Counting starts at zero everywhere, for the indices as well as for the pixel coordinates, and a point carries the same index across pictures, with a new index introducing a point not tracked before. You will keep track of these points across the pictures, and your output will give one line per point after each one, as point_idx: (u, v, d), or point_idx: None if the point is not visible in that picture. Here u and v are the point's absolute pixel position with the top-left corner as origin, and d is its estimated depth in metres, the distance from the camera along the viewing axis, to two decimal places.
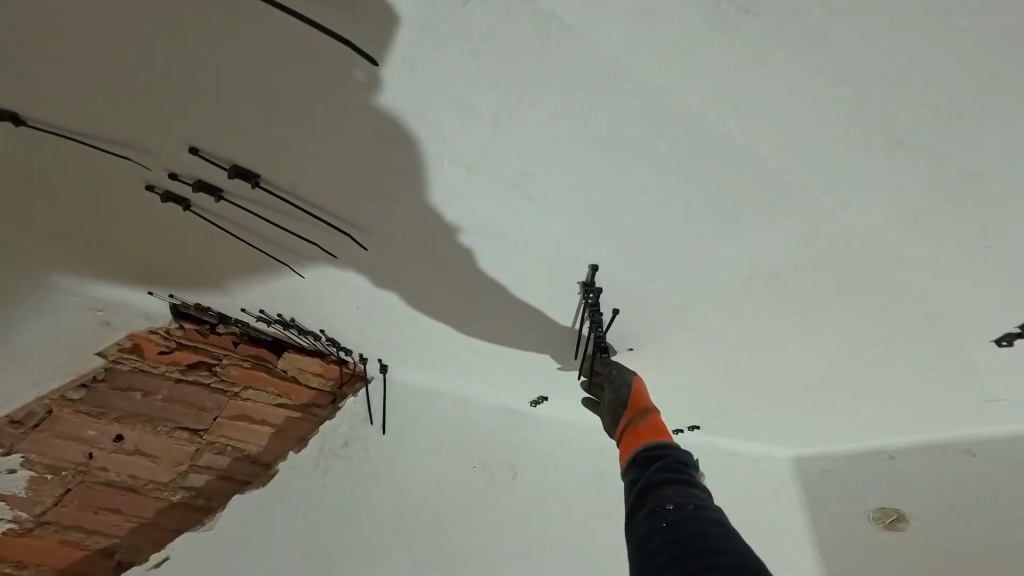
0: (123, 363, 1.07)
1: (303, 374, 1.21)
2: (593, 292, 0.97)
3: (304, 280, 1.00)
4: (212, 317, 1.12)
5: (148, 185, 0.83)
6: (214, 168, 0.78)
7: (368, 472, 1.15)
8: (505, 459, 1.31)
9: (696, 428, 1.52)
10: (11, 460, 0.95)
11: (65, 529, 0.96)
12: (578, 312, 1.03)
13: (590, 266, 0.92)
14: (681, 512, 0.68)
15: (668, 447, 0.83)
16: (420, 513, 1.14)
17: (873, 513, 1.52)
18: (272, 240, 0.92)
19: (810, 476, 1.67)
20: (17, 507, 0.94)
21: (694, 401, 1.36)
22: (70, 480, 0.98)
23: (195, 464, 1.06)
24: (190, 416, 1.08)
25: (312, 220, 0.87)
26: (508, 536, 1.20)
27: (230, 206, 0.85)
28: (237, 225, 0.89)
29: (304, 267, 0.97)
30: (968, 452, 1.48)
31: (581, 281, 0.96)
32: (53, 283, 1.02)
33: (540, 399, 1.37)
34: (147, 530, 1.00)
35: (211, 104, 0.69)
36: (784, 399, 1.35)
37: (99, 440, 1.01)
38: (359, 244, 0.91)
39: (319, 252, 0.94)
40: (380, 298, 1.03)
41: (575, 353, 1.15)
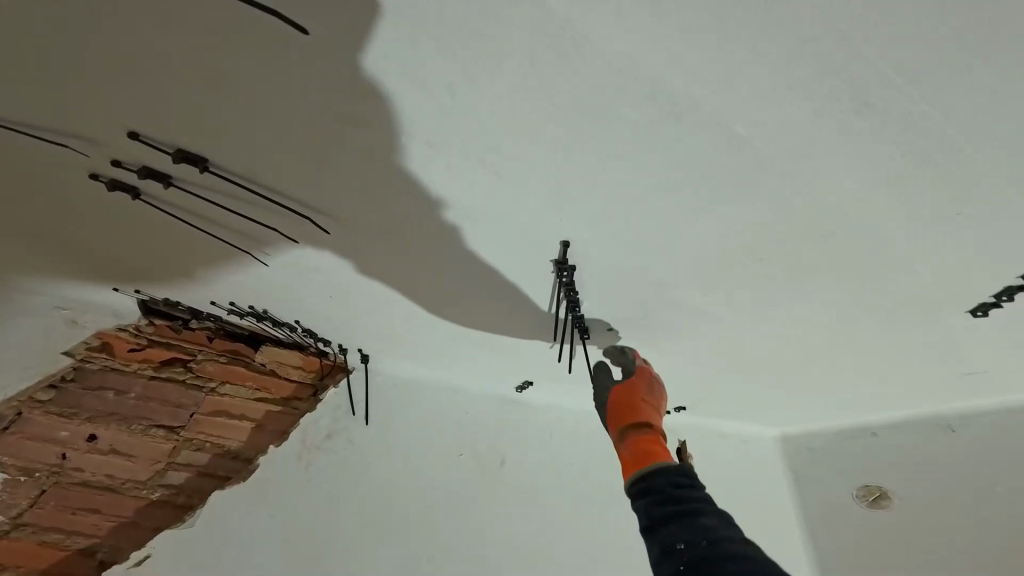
0: (93, 362, 1.04)
1: (283, 368, 1.18)
2: (566, 269, 0.94)
3: (271, 269, 0.97)
4: (184, 312, 1.10)
5: (93, 174, 0.78)
6: (159, 152, 0.74)
7: (353, 464, 1.14)
8: (493, 445, 1.30)
9: (684, 409, 1.52)
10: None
11: (43, 530, 0.94)
12: (555, 292, 1.01)
13: (562, 242, 0.90)
14: (694, 552, 0.66)
15: (661, 467, 0.80)
16: (407, 502, 1.14)
17: (857, 491, 1.54)
18: (237, 229, 0.89)
19: (798, 454, 1.68)
20: None
21: (681, 381, 1.35)
22: (45, 482, 0.95)
23: (174, 462, 1.04)
24: (165, 413, 1.05)
25: (277, 207, 0.83)
26: (496, 523, 1.19)
27: (184, 194, 0.81)
28: (197, 214, 0.85)
29: (270, 254, 0.94)
30: (948, 426, 1.49)
31: (554, 259, 0.93)
32: (18, 284, 1.02)
33: (525, 385, 1.36)
34: (128, 530, 0.98)
35: (148, 85, 0.64)
36: (770, 378, 1.35)
37: (72, 441, 0.98)
38: (328, 229, 0.88)
39: (288, 240, 0.90)
40: (355, 287, 1.01)
41: (555, 334, 1.13)
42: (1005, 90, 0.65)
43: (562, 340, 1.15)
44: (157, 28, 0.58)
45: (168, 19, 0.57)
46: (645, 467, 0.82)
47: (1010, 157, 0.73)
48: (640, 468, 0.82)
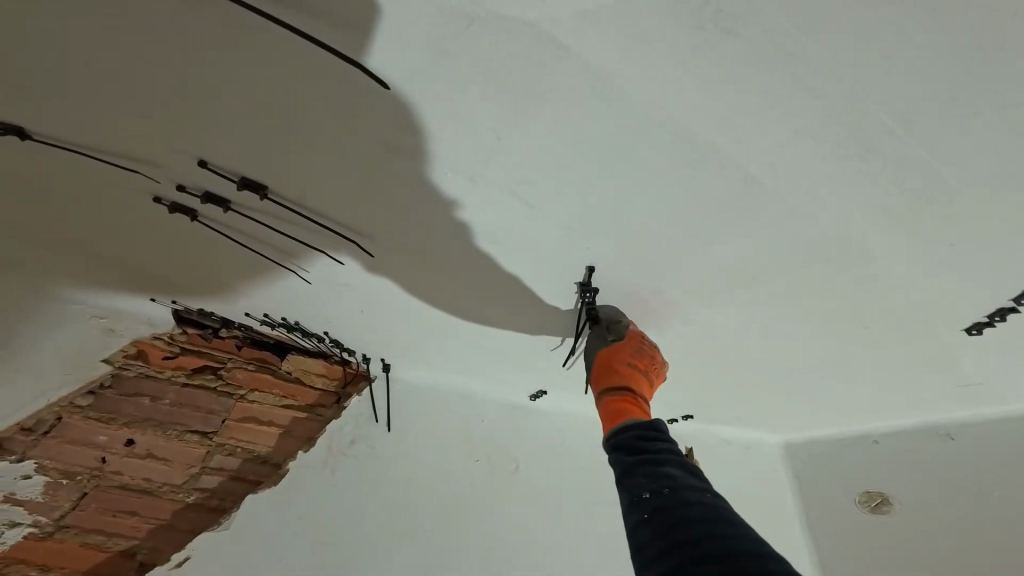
0: (128, 369, 1.09)
1: (308, 375, 1.23)
2: (588, 292, 1.00)
3: (310, 285, 1.03)
4: (215, 322, 1.14)
5: (156, 197, 0.85)
6: (223, 179, 0.81)
7: (377, 470, 1.19)
8: (509, 451, 1.35)
9: (691, 417, 1.56)
10: (24, 468, 0.98)
11: (84, 533, 1.01)
12: (577, 310, 1.06)
13: (588, 267, 0.95)
14: (658, 498, 0.71)
15: (630, 422, 0.87)
16: (427, 508, 1.18)
17: (858, 496, 1.57)
18: (280, 247, 0.95)
19: (801, 460, 1.72)
20: (37, 512, 0.99)
21: (687, 391, 1.40)
22: (86, 484, 1.01)
23: (207, 467, 1.10)
24: (199, 419, 1.11)
25: (318, 228, 0.89)
26: (509, 530, 1.23)
27: (238, 217, 0.88)
28: (244, 234, 0.92)
29: (311, 271, 1.00)
30: (947, 435, 1.54)
31: (578, 282, 0.98)
32: (51, 293, 1.03)
33: (539, 393, 1.41)
34: (165, 532, 1.04)
35: (228, 122, 0.72)
36: (773, 388, 1.40)
37: (110, 445, 1.03)
38: (365, 248, 0.94)
39: (326, 258, 0.96)
40: (383, 301, 1.06)
41: (571, 347, 1.19)
42: (997, 133, 0.70)
43: (577, 352, 1.21)
44: (246, 75, 0.66)
45: (258, 70, 0.65)
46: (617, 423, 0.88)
47: (1002, 189, 0.78)
48: (615, 424, 0.88)
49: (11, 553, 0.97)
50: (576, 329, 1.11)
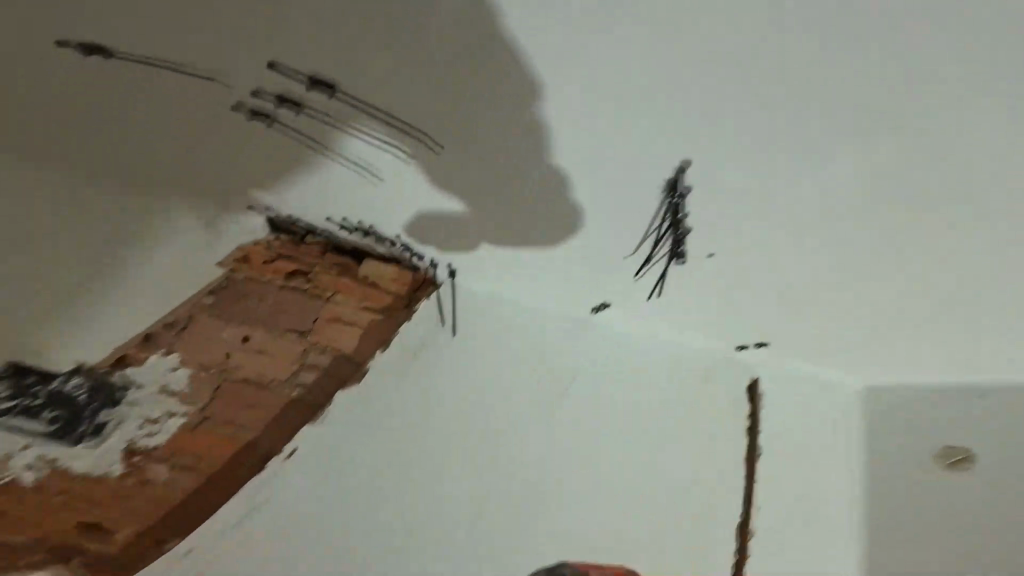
0: (239, 273, 1.23)
1: (381, 280, 1.32)
2: (678, 189, 1.02)
3: (383, 185, 1.10)
4: (301, 229, 1.27)
5: (236, 105, 0.99)
6: (292, 81, 0.94)
7: (443, 367, 1.29)
8: (566, 362, 1.37)
9: (764, 345, 1.45)
10: (171, 360, 1.13)
11: (221, 425, 1.12)
12: (661, 211, 1.08)
13: (680, 160, 0.97)
14: None
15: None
16: (487, 405, 1.28)
17: (938, 452, 1.41)
18: (350, 147, 1.04)
19: (883, 408, 1.51)
20: (183, 403, 1.12)
21: (762, 309, 1.33)
22: (216, 378, 1.15)
23: (305, 364, 1.21)
24: (296, 318, 1.24)
25: (380, 124, 0.98)
26: (568, 430, 1.31)
27: (308, 119, 1.00)
28: (318, 134, 1.02)
29: (383, 169, 1.07)
30: None
31: (667, 178, 1.01)
32: (167, 203, 1.21)
33: (601, 305, 1.37)
34: (279, 426, 1.15)
35: (294, 18, 0.84)
36: (864, 312, 1.28)
37: (231, 341, 1.18)
38: (433, 139, 1.00)
39: (394, 154, 1.04)
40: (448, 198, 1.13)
41: (650, 259, 1.20)
42: None
43: (654, 261, 1.20)
44: None
45: None
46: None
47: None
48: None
49: (172, 443, 1.09)
50: (658, 234, 1.14)
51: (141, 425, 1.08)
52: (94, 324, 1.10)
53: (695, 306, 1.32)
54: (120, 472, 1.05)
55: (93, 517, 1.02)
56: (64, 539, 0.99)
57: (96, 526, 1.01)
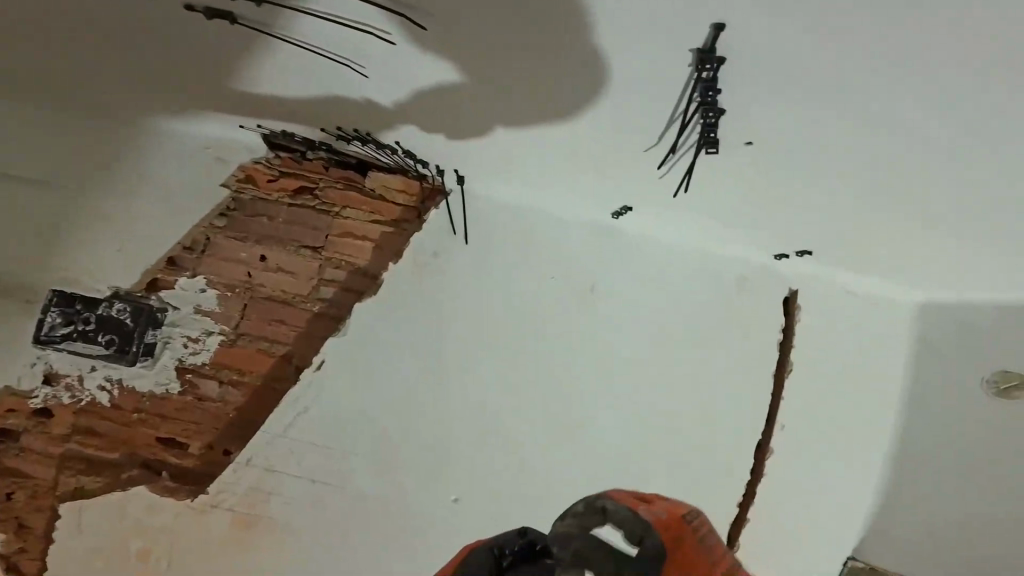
0: (245, 194, 1.22)
1: (388, 192, 1.26)
2: (711, 61, 0.87)
3: (368, 80, 1.03)
4: (300, 143, 1.22)
5: (188, 6, 0.92)
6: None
7: (459, 278, 1.25)
8: (587, 273, 1.30)
9: (808, 253, 1.33)
10: (198, 281, 1.17)
11: (256, 340, 1.17)
12: (688, 92, 0.94)
13: (713, 25, 0.83)
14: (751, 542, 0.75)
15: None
16: (506, 319, 1.25)
17: (987, 376, 1.29)
18: (328, 39, 0.95)
19: (937, 326, 1.38)
20: (218, 321, 1.17)
21: (810, 206, 1.16)
22: (244, 297, 1.19)
23: (323, 279, 1.22)
24: (308, 236, 1.23)
25: (354, 1, 0.87)
26: (587, 342, 1.26)
27: (270, 9, 0.90)
28: (284, 29, 0.95)
29: (366, 62, 0.98)
30: None
31: (697, 48, 0.86)
32: (158, 125, 1.22)
33: (623, 210, 1.28)
34: (307, 338, 1.18)
35: None
36: (933, 204, 1.10)
37: (251, 260, 1.20)
38: (414, 19, 0.89)
39: (376, 40, 0.94)
40: (445, 87, 1.02)
41: (675, 150, 1.08)
42: None
43: (680, 153, 1.08)
44: None
45: None
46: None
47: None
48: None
49: (216, 359, 1.15)
50: (685, 120, 1.00)
51: (184, 344, 1.14)
52: (120, 249, 1.15)
53: (728, 202, 1.19)
54: (178, 389, 1.13)
55: (168, 432, 1.11)
56: (152, 454, 1.10)
57: (172, 440, 1.11)
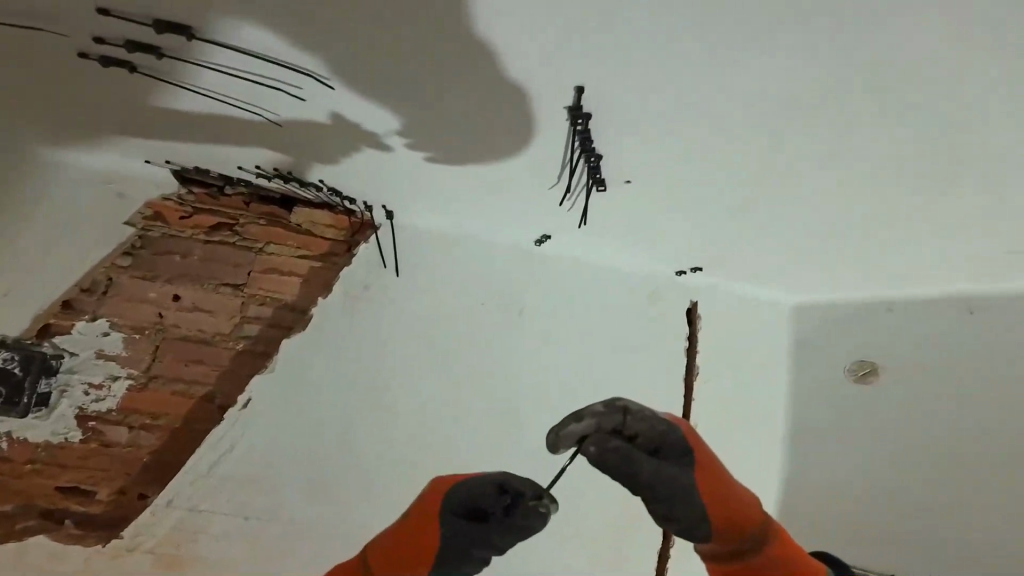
0: (153, 231, 1.15)
1: (316, 227, 1.25)
2: (581, 118, 0.85)
3: (286, 129, 0.97)
4: (216, 179, 1.18)
5: (83, 53, 0.82)
6: (137, 25, 0.75)
7: (392, 310, 1.23)
8: (513, 296, 1.30)
9: (701, 269, 1.37)
10: (100, 324, 1.08)
11: (171, 381, 1.10)
12: (568, 143, 0.93)
13: (576, 87, 0.80)
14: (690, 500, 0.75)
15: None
16: (440, 349, 1.24)
17: (849, 365, 1.38)
18: (239, 91, 0.88)
19: (810, 326, 1.45)
20: (126, 365, 1.09)
21: (705, 233, 1.19)
22: (156, 338, 1.12)
23: (246, 316, 1.18)
24: (228, 272, 1.18)
25: (262, 61, 0.80)
26: (517, 368, 1.27)
27: (174, 63, 0.82)
28: (191, 79, 0.86)
29: (282, 112, 0.92)
30: (968, 310, 1.28)
31: (566, 106, 0.84)
32: (45, 157, 1.10)
33: (544, 238, 1.29)
34: (231, 377, 1.14)
35: None
36: (809, 232, 1.14)
37: (162, 300, 1.13)
38: (326, 81, 0.84)
39: (288, 97, 0.88)
40: (356, 133, 0.97)
41: (565, 189, 1.08)
42: None
43: (574, 192, 1.09)
44: None
45: None
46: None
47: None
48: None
49: (124, 404, 1.07)
50: (572, 166, 1.00)
51: (86, 391, 1.05)
52: (4, 295, 1.04)
53: (640, 232, 1.22)
54: (80, 437, 1.04)
55: (70, 479, 1.02)
56: (50, 503, 1.01)
57: (75, 488, 1.02)
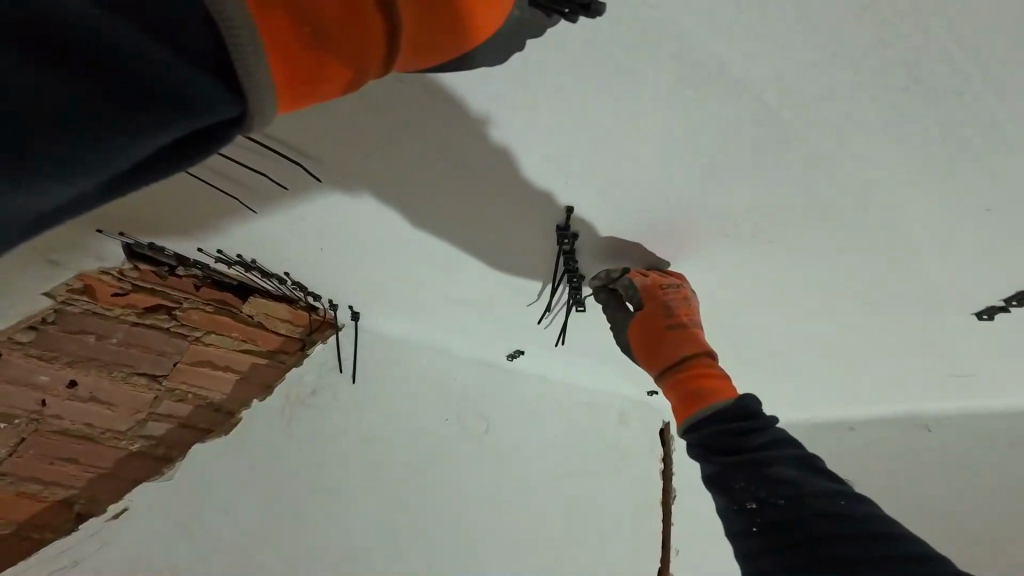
0: (72, 306, 0.92)
1: (270, 320, 1.07)
2: (568, 236, 0.85)
3: (257, 217, 0.87)
4: (171, 259, 0.95)
5: None
6: None
7: (337, 420, 1.09)
8: (478, 411, 1.20)
9: None
10: None
11: (21, 481, 0.92)
12: (554, 263, 0.93)
13: (566, 208, 0.81)
14: (775, 513, 0.66)
15: (729, 405, 0.78)
16: (392, 470, 1.09)
17: None
18: (213, 169, 0.78)
19: None
20: None
21: None
22: (25, 429, 0.92)
23: (154, 413, 1.00)
24: (148, 362, 0.98)
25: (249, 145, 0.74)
26: (479, 494, 1.14)
27: None
28: None
29: (259, 200, 0.84)
30: (924, 426, 1.38)
31: (556, 224, 0.84)
32: None
33: (517, 352, 1.21)
34: (106, 482, 0.97)
35: None
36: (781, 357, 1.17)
37: (51, 386, 0.93)
38: (313, 173, 0.78)
39: (268, 182, 0.81)
40: (335, 233, 0.90)
41: (546, 311, 1.06)
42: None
43: (554, 311, 1.06)
44: None
45: None
46: (697, 412, 0.80)
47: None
48: (691, 412, 0.81)
49: None
50: (554, 285, 0.98)
51: None
52: None
53: (615, 353, 1.20)
54: None
55: None
56: None
57: None
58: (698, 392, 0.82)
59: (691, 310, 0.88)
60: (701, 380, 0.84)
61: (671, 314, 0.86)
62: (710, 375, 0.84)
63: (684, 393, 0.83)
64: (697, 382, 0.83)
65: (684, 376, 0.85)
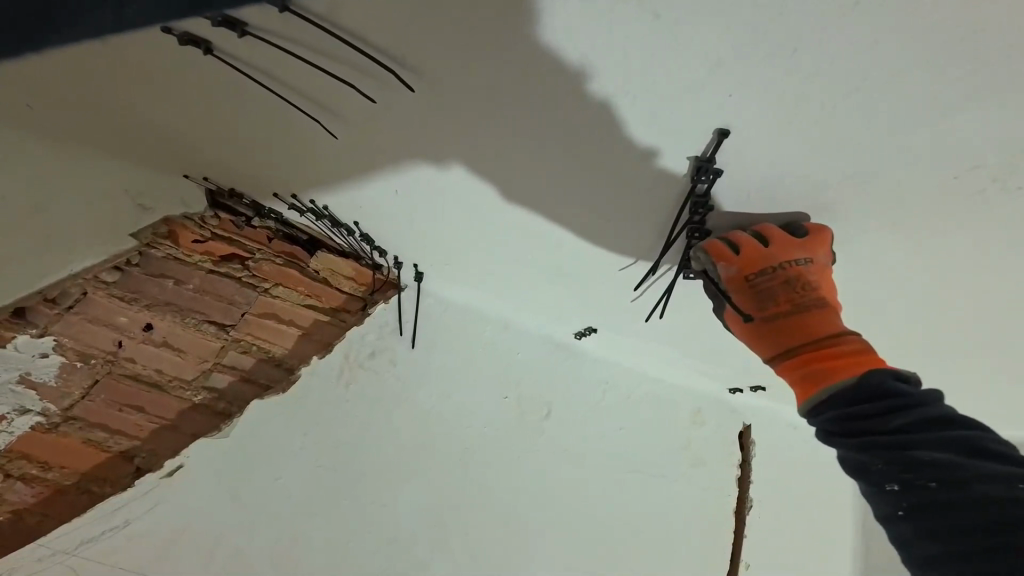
0: (157, 249, 0.93)
1: (335, 277, 1.04)
2: (709, 172, 0.75)
3: (342, 145, 0.81)
4: (247, 207, 0.95)
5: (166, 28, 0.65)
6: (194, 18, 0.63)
7: (395, 386, 1.05)
8: (542, 391, 1.13)
9: (759, 389, 1.27)
10: (44, 344, 0.88)
11: (89, 428, 0.93)
12: (676, 210, 0.82)
13: (719, 130, 0.70)
14: (930, 496, 0.62)
15: (850, 386, 0.72)
16: (451, 441, 1.05)
17: None
18: (303, 91, 0.73)
19: None
20: (46, 398, 0.90)
21: None
22: (99, 371, 0.93)
23: (220, 364, 1.00)
24: (219, 310, 0.98)
25: (341, 55, 0.66)
26: (541, 476, 1.08)
27: (223, 65, 0.70)
28: (260, 70, 0.70)
29: (347, 125, 0.77)
30: None
31: (696, 154, 0.73)
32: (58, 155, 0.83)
33: (588, 330, 1.13)
34: (167, 435, 0.97)
35: None
36: (896, 344, 1.09)
37: (128, 328, 0.93)
38: (407, 84, 0.69)
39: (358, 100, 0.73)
40: (417, 175, 0.84)
41: (648, 275, 0.94)
42: None
43: (657, 275, 0.95)
44: None
45: None
46: (814, 396, 0.76)
47: None
48: (808, 397, 0.77)
49: (17, 446, 0.89)
50: (670, 238, 0.86)
51: None
52: None
53: (695, 339, 1.10)
54: None
55: None
56: None
57: None
58: (816, 375, 0.77)
59: (794, 289, 0.81)
60: (821, 361, 0.78)
61: (767, 291, 0.82)
62: (830, 354, 0.78)
63: (800, 376, 0.79)
64: (815, 363, 0.78)
65: (799, 359, 0.80)
